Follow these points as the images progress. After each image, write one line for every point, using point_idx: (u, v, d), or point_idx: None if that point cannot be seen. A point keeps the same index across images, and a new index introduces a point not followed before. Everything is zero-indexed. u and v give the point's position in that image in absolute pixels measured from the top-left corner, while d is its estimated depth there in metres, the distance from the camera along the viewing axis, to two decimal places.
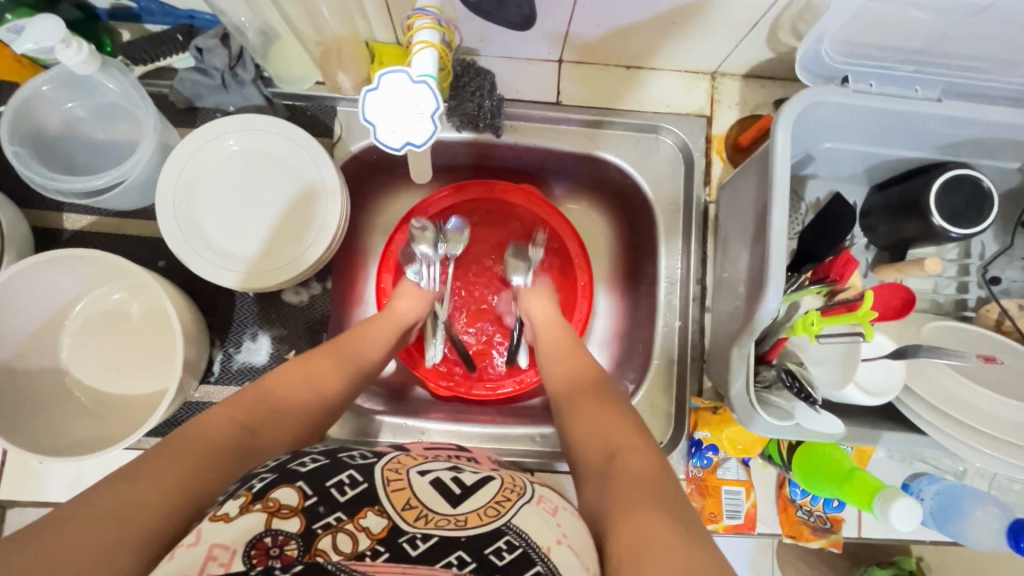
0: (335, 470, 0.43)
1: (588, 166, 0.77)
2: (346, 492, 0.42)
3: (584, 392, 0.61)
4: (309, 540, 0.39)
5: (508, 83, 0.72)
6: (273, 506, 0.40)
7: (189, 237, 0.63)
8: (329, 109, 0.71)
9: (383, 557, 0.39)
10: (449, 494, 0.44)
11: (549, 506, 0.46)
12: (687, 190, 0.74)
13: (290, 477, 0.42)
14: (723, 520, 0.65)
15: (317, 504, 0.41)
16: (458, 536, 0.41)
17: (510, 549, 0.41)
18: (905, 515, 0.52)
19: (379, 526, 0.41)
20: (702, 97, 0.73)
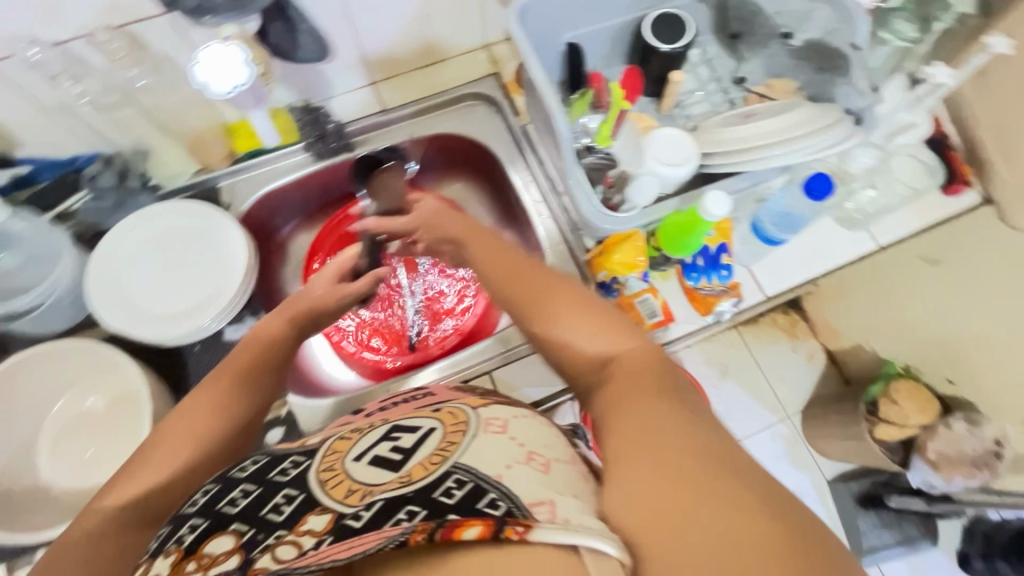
0: (268, 496, 0.42)
1: (432, 145, 0.95)
2: (283, 510, 0.41)
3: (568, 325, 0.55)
4: (246, 566, 0.37)
5: (342, 113, 0.90)
6: (208, 560, 0.39)
7: (125, 312, 0.74)
8: (213, 187, 0.86)
9: (327, 541, 0.36)
10: (392, 463, 0.44)
11: (498, 424, 0.48)
12: (508, 126, 0.93)
13: (222, 522, 0.41)
14: (647, 322, 0.76)
15: (253, 535, 0.39)
16: (404, 493, 0.39)
17: (458, 486, 0.39)
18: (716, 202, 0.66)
19: (320, 520, 0.39)
20: (485, 63, 0.94)
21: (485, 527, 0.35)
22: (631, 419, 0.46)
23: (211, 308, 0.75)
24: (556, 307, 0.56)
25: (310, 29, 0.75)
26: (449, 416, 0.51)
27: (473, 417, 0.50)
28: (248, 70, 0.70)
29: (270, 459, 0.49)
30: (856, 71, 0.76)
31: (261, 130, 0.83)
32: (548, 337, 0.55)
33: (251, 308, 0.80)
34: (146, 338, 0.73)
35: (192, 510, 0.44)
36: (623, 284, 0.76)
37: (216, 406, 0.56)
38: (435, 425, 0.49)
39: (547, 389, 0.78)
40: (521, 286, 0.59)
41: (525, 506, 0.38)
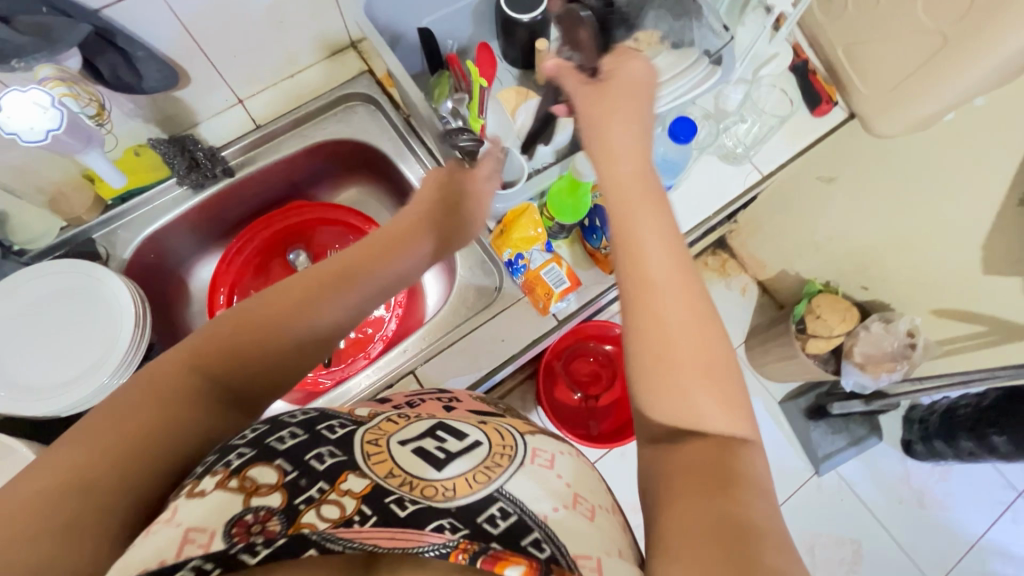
0: (315, 445, 0.41)
1: (319, 155, 0.92)
2: (325, 460, 0.40)
3: (661, 255, 0.47)
4: (292, 515, 0.36)
5: (214, 137, 0.86)
6: (250, 486, 0.37)
7: (8, 389, 0.69)
8: (88, 240, 0.81)
9: (371, 521, 0.35)
10: (433, 460, 0.43)
11: (545, 458, 0.48)
12: (391, 122, 0.91)
13: (269, 455, 0.39)
14: (556, 292, 0.76)
15: (297, 478, 0.38)
16: (450, 507, 0.39)
17: (502, 516, 0.39)
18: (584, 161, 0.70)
19: (362, 485, 0.38)
20: (357, 61, 0.91)
21: (530, 567, 0.34)
22: (688, 481, 0.39)
23: (106, 367, 0.71)
24: (656, 241, 0.47)
25: (148, 56, 0.70)
26: (495, 435, 0.49)
27: (519, 443, 0.49)
28: (59, 109, 0.65)
29: (320, 411, 0.46)
30: (707, 14, 0.78)
31: (103, 174, 0.77)
32: (629, 260, 0.47)
33: (153, 357, 0.77)
34: (36, 413, 0.68)
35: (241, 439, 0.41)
36: (527, 259, 0.77)
37: (224, 356, 0.44)
38: (483, 439, 0.48)
39: (472, 377, 0.77)
40: (658, 257, 0.47)
41: (570, 555, 0.38)
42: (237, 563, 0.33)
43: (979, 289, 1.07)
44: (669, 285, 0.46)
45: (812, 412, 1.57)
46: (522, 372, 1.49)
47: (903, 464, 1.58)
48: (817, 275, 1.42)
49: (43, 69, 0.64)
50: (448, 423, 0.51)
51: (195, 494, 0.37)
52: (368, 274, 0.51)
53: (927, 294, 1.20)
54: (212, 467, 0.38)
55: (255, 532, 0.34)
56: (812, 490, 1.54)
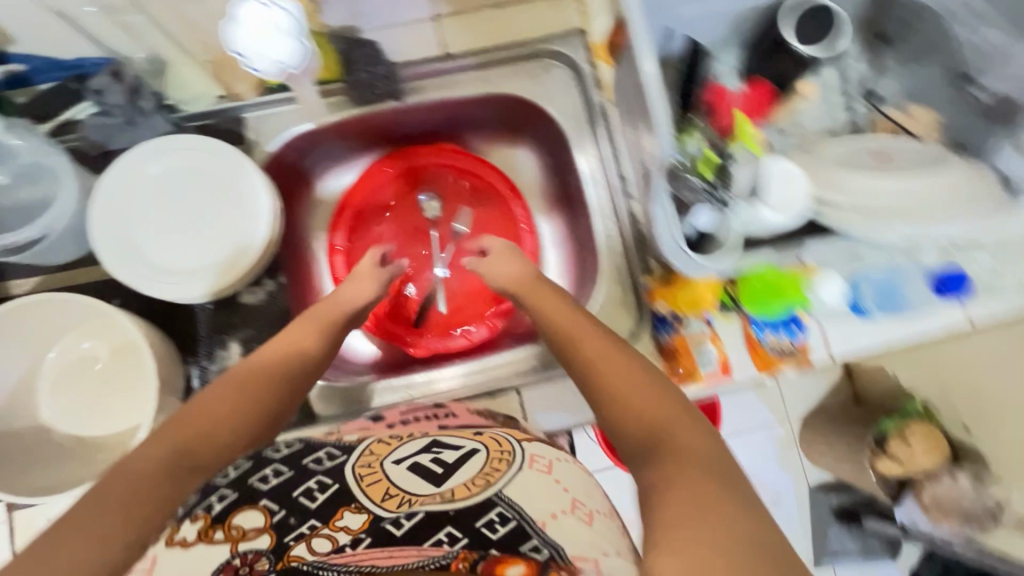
0: (302, 480, 0.54)
1: (492, 106, 0.82)
2: (316, 498, 0.52)
3: (642, 395, 0.54)
4: (281, 551, 0.49)
5: (395, 49, 0.76)
6: (238, 534, 0.50)
7: (130, 261, 0.66)
8: (237, 117, 0.74)
9: (365, 543, 0.49)
10: (433, 475, 0.55)
11: (543, 465, 0.57)
12: (585, 99, 0.79)
13: (251, 498, 0.52)
14: (700, 373, 0.68)
15: (285, 517, 0.51)
16: (446, 511, 0.51)
17: (502, 521, 0.50)
18: (831, 287, 0.66)
19: (358, 521, 0.51)
20: (573, 14, 0.78)
21: (529, 567, 0.46)
22: (674, 482, 0.45)
23: (232, 268, 0.67)
24: (644, 397, 0.54)
25: None
26: (492, 441, 0.58)
27: (516, 448, 0.58)
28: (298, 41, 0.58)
29: (303, 446, 0.61)
30: None
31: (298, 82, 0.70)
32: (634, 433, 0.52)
33: (270, 269, 0.73)
34: (157, 294, 0.66)
35: (222, 480, 0.54)
36: (684, 322, 0.69)
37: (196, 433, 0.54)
38: (479, 446, 0.58)
39: (575, 419, 0.72)
40: (644, 416, 0.52)
41: (568, 555, 0.48)
42: None
43: None
44: (649, 414, 0.52)
45: None
46: None
47: None
48: None
49: None
50: (442, 435, 0.60)
51: (177, 544, 0.49)
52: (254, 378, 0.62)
53: None
54: (196, 511, 0.51)
55: (242, 573, 0.47)
56: None
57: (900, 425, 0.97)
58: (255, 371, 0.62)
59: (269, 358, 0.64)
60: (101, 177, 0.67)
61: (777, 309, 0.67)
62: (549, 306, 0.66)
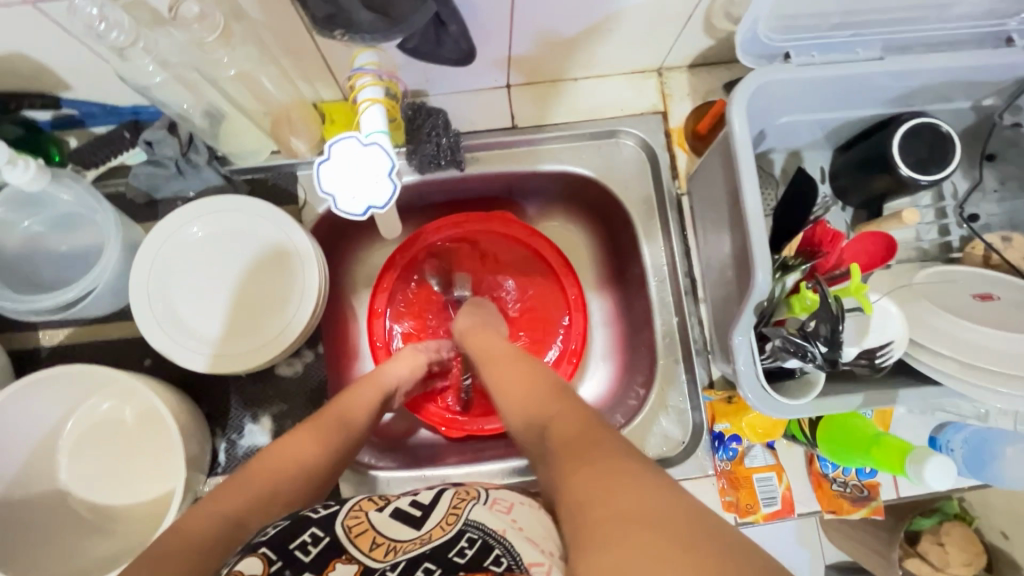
0: (296, 532, 0.46)
1: (555, 181, 0.77)
2: (311, 550, 0.46)
3: (522, 386, 0.59)
4: None
5: (462, 117, 0.72)
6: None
7: (170, 327, 0.62)
8: (290, 174, 0.71)
9: None
10: (411, 519, 0.49)
11: (504, 505, 0.50)
12: (656, 185, 0.74)
13: (249, 548, 0.44)
14: (762, 508, 0.64)
15: (280, 568, 0.43)
16: (424, 551, 0.45)
17: (471, 546, 0.44)
18: (939, 472, 0.52)
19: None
20: (652, 94, 0.73)
21: None
22: (577, 466, 0.45)
23: (274, 343, 0.64)
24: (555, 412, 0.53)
25: (458, 31, 0.55)
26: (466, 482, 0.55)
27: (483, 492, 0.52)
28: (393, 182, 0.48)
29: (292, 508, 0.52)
30: None
31: None
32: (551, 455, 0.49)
33: (310, 340, 0.69)
34: (191, 367, 0.62)
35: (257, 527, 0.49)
36: (746, 450, 0.65)
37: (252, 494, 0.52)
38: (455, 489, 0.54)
39: None
40: (563, 428, 0.50)
41: (525, 564, 0.42)
42: None
43: None
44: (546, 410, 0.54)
45: None
46: None
47: None
48: None
49: (363, 52, 0.50)
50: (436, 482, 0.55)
51: None
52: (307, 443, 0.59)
53: None
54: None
55: None
56: None
57: (934, 524, 0.86)
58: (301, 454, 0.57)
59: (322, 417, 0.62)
60: (145, 237, 0.64)
61: (858, 463, 0.58)
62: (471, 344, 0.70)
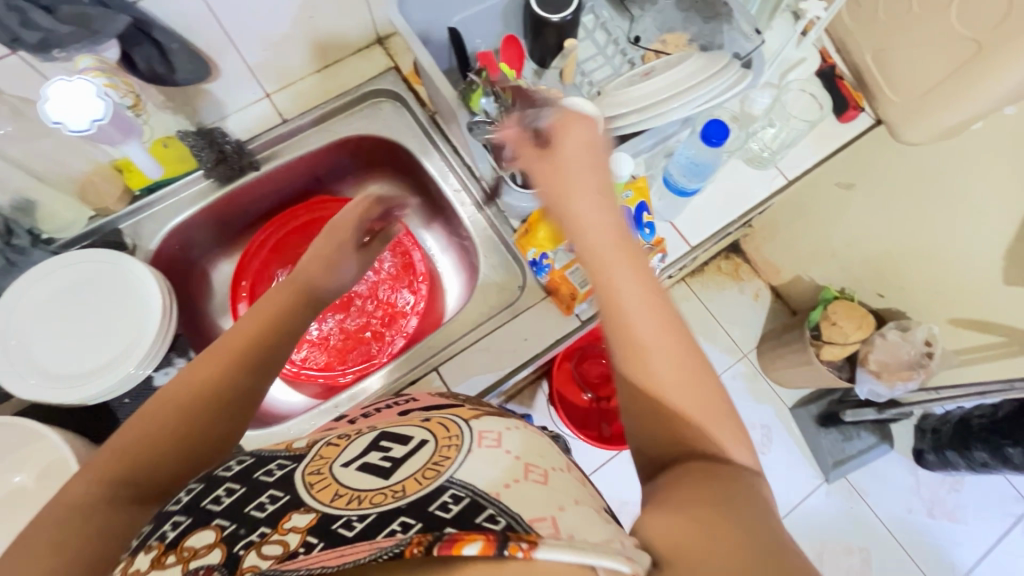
0: (254, 495, 0.43)
1: (342, 151, 0.92)
2: (267, 509, 0.41)
3: (666, 365, 0.48)
4: (232, 564, 0.37)
5: (240, 131, 0.86)
6: (188, 554, 0.38)
7: (41, 378, 0.70)
8: (115, 230, 0.81)
9: (318, 546, 0.36)
10: (380, 471, 0.45)
11: (493, 438, 0.49)
12: (416, 117, 0.90)
13: (204, 519, 0.41)
14: (581, 293, 0.76)
15: (235, 530, 0.39)
16: (398, 507, 0.39)
17: (455, 500, 0.40)
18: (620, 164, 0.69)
19: (307, 519, 0.39)
20: (384, 57, 0.90)
21: (487, 541, 0.33)
22: (685, 477, 0.43)
23: (133, 357, 0.71)
24: (650, 329, 0.49)
25: (180, 49, 0.70)
26: (440, 427, 0.51)
27: (464, 430, 0.51)
28: (104, 101, 0.66)
29: (255, 458, 0.49)
30: (739, 16, 0.80)
31: (141, 164, 0.78)
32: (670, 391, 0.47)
33: (178, 348, 0.77)
34: (62, 402, 0.69)
35: (175, 507, 0.44)
36: (554, 256, 0.76)
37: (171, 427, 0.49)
38: (426, 437, 0.49)
39: (493, 376, 0.77)
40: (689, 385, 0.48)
41: (525, 521, 0.39)
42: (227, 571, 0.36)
43: (1002, 300, 1.03)
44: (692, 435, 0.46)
45: (824, 419, 1.46)
46: (534, 373, 1.34)
47: (913, 475, 1.48)
48: (833, 281, 1.32)
49: (82, 58, 0.65)
50: (392, 430, 0.53)
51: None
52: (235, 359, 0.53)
53: (947, 301, 1.13)
54: (149, 542, 0.40)
55: None
56: (820, 499, 1.43)
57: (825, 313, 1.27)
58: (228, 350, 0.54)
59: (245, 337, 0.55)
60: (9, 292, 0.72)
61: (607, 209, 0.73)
62: (580, 182, 0.56)
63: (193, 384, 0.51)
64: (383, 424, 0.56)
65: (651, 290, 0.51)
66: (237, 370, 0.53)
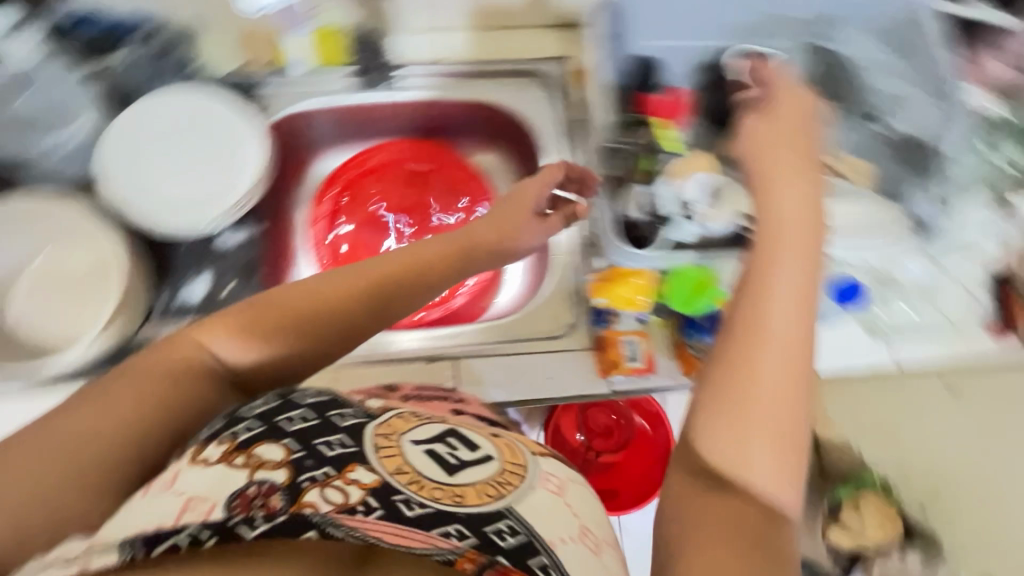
0: (323, 431, 0.44)
1: (478, 112, 0.90)
2: (334, 449, 0.43)
3: (775, 361, 0.42)
4: (295, 492, 0.39)
5: (399, 51, 0.86)
6: (258, 461, 0.41)
7: (132, 185, 0.75)
8: (249, 88, 0.84)
9: (377, 514, 0.39)
10: (445, 462, 0.44)
11: (555, 484, 0.48)
12: (561, 116, 0.87)
13: (277, 433, 0.43)
14: (626, 364, 0.73)
15: (303, 458, 0.42)
16: (455, 511, 0.40)
17: (512, 534, 0.40)
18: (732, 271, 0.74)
19: (371, 476, 0.41)
20: (559, 43, 0.88)
21: None
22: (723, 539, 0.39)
23: (217, 204, 0.76)
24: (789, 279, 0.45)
25: None
26: (510, 450, 0.49)
27: (530, 462, 0.48)
28: None
29: (332, 397, 0.48)
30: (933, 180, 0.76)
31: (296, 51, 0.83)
32: (752, 340, 0.43)
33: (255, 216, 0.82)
34: (140, 215, 0.75)
35: (248, 413, 0.45)
36: (617, 319, 0.75)
37: (285, 325, 0.53)
38: (492, 452, 0.47)
39: (504, 394, 0.75)
40: (780, 379, 0.42)
41: None
42: (236, 533, 0.37)
43: None
44: (739, 434, 0.41)
45: None
46: None
47: None
48: None
49: None
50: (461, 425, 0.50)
51: (200, 463, 0.41)
52: (365, 296, 0.54)
53: None
54: (223, 437, 0.43)
55: (256, 506, 0.38)
56: None
57: None
58: (355, 288, 0.54)
59: (377, 282, 0.55)
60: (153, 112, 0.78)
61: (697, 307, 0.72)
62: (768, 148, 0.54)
63: (304, 303, 0.53)
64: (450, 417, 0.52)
65: (810, 292, 0.45)
66: (352, 311, 0.54)
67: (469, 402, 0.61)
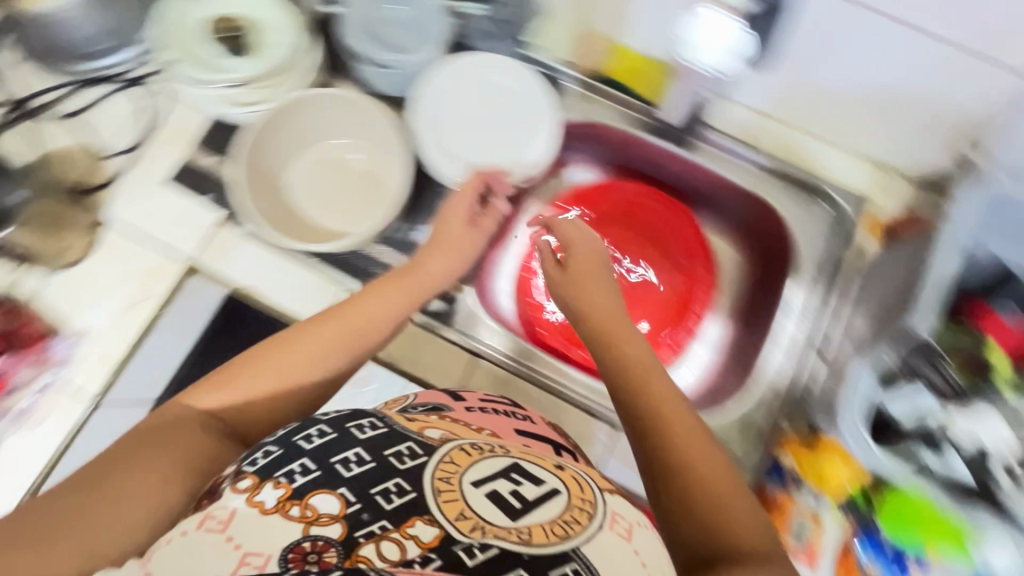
0: (381, 478, 0.45)
1: (750, 205, 0.86)
2: (392, 500, 0.44)
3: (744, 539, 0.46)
4: (349, 548, 0.41)
5: (711, 115, 0.84)
6: (312, 516, 0.42)
7: (430, 126, 0.81)
8: (559, 82, 0.86)
9: (435, 564, 0.40)
10: (508, 507, 0.44)
11: (624, 527, 0.46)
12: (832, 254, 0.82)
13: (332, 483, 0.45)
14: (789, 539, 0.70)
15: (358, 511, 0.43)
16: (520, 552, 0.40)
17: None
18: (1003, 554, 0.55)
19: (429, 534, 0.42)
20: (871, 181, 0.81)
21: None
22: None
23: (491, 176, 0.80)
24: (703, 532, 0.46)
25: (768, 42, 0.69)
26: (575, 483, 0.49)
27: (599, 498, 0.48)
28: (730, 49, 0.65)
29: (389, 429, 0.51)
30: None
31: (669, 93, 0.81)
32: (712, 514, 0.47)
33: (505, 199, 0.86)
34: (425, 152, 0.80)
35: (306, 446, 0.48)
36: (797, 487, 0.72)
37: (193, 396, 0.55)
38: (559, 486, 0.47)
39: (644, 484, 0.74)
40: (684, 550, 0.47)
41: None
42: None
43: None
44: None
45: None
46: None
47: None
48: None
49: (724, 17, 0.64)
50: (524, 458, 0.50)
51: (256, 505, 0.43)
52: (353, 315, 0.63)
53: None
54: (281, 479, 0.45)
55: (308, 562, 0.39)
56: None
57: None
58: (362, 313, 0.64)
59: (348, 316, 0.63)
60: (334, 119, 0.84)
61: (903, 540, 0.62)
62: None
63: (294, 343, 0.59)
64: (517, 448, 0.52)
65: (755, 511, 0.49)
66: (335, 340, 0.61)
67: (534, 423, 0.63)
